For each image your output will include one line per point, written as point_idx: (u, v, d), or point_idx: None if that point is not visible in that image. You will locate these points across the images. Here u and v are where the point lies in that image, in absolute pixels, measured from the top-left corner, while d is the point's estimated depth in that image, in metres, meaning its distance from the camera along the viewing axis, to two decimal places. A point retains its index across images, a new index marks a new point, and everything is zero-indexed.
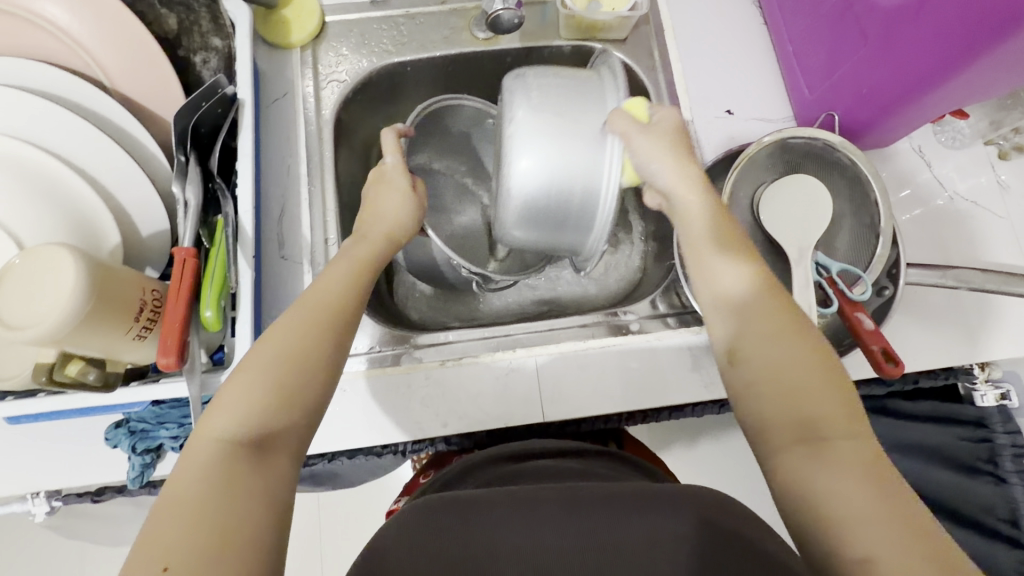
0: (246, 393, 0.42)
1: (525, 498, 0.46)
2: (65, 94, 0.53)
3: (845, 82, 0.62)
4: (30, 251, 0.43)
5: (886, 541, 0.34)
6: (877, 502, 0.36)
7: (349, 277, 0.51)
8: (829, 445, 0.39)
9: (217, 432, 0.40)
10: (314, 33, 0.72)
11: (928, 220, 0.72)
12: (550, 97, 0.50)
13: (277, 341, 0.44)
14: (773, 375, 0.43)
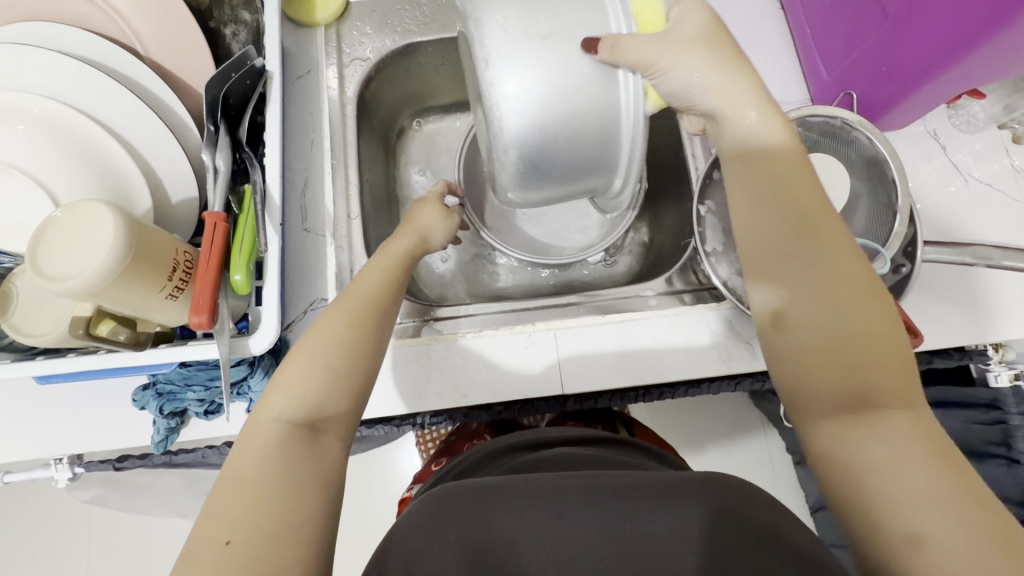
0: (298, 381, 0.42)
1: (546, 486, 0.46)
2: (100, 60, 0.54)
3: (865, 61, 0.63)
4: (74, 206, 0.44)
5: (938, 519, 0.34)
6: (935, 481, 0.36)
7: (388, 269, 0.52)
8: (883, 418, 0.38)
9: (273, 417, 0.41)
10: (338, 11, 0.73)
11: (942, 202, 0.72)
12: (528, 13, 0.48)
13: (323, 330, 0.45)
14: (827, 337, 0.41)
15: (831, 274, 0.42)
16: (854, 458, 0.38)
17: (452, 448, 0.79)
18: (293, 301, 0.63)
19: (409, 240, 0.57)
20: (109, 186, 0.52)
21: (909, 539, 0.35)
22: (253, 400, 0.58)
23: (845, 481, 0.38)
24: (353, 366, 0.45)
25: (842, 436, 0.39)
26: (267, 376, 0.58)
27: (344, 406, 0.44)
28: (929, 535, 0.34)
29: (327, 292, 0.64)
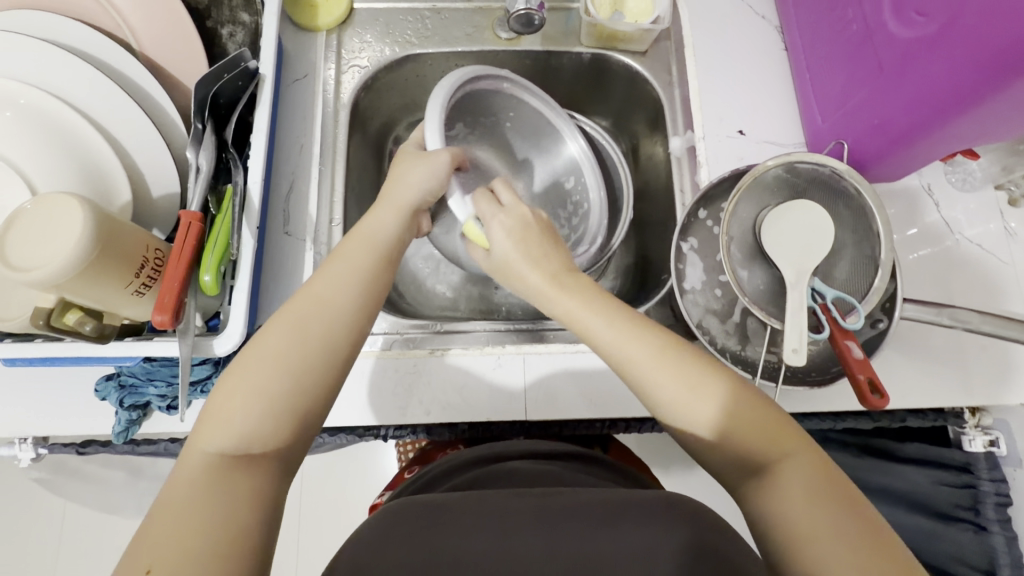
0: (232, 408, 0.42)
1: (497, 504, 0.46)
2: (93, 52, 0.54)
3: (858, 111, 0.62)
4: (42, 198, 0.44)
5: (847, 570, 0.37)
6: (827, 525, 0.39)
7: (354, 267, 0.49)
8: (778, 478, 0.42)
9: (204, 447, 0.41)
10: (341, 18, 0.73)
11: (930, 258, 0.71)
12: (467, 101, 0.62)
13: (261, 348, 0.44)
14: (704, 427, 0.44)
15: (689, 381, 0.45)
16: (767, 512, 0.41)
17: (427, 457, 0.79)
18: (265, 304, 0.63)
19: (387, 221, 0.53)
20: (88, 177, 0.52)
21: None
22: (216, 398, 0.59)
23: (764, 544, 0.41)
24: (294, 386, 0.43)
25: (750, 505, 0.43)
26: None
27: (282, 430, 0.43)
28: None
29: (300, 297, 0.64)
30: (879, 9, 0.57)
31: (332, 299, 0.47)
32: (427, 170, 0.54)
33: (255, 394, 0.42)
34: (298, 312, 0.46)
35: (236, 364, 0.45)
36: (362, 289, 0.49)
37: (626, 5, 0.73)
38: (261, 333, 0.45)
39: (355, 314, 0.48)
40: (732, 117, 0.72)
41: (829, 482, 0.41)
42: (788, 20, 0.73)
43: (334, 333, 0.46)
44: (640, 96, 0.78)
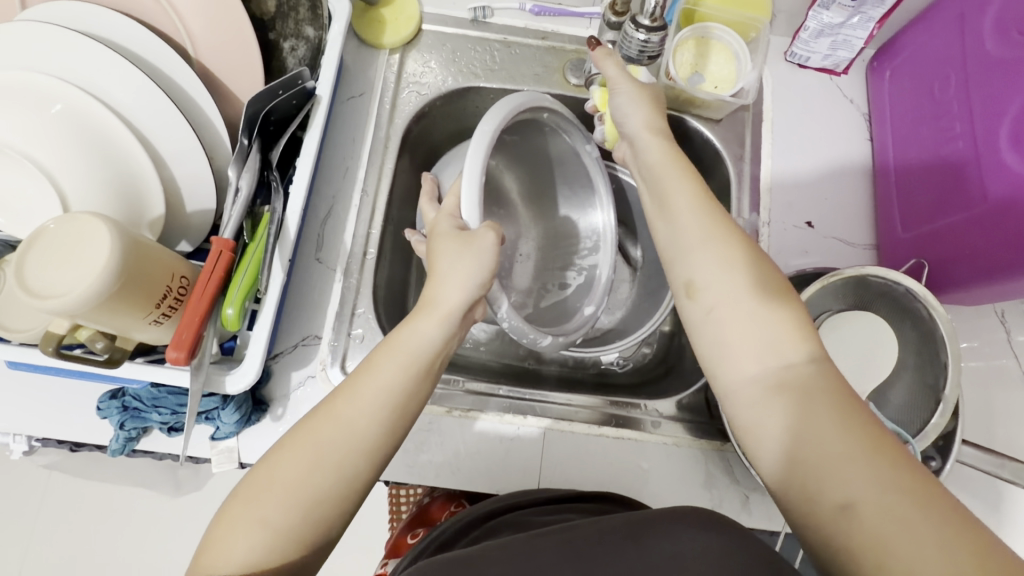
0: (234, 535, 0.39)
1: (521, 550, 0.43)
2: (144, 53, 0.51)
3: (948, 234, 0.57)
4: (68, 217, 0.41)
5: (872, 491, 0.35)
6: (849, 438, 0.38)
7: (384, 381, 0.45)
8: (798, 379, 0.42)
9: (210, 575, 0.38)
10: (407, 39, 0.69)
11: (990, 390, 0.66)
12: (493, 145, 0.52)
13: (270, 472, 0.41)
14: (727, 300, 0.46)
15: (731, 256, 0.47)
16: (824, 489, 0.37)
17: (428, 515, 0.77)
18: (285, 332, 0.61)
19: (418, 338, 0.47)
20: (120, 190, 0.49)
21: (845, 508, 0.36)
22: (219, 428, 0.57)
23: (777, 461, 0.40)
24: (312, 514, 0.40)
25: (762, 406, 0.42)
26: (238, 411, 0.55)
27: (291, 555, 0.39)
28: (863, 504, 0.35)
29: (321, 330, 0.62)
30: (994, 131, 0.52)
31: (355, 421, 0.43)
32: (471, 265, 0.48)
33: (263, 518, 0.39)
34: (316, 432, 0.42)
35: (246, 484, 0.41)
36: (388, 419, 0.44)
37: (708, 67, 0.68)
38: (270, 454, 0.42)
39: (382, 442, 0.44)
40: (801, 206, 0.68)
41: (848, 395, 0.40)
42: (879, 111, 0.68)
43: (350, 456, 0.42)
44: (706, 163, 0.74)
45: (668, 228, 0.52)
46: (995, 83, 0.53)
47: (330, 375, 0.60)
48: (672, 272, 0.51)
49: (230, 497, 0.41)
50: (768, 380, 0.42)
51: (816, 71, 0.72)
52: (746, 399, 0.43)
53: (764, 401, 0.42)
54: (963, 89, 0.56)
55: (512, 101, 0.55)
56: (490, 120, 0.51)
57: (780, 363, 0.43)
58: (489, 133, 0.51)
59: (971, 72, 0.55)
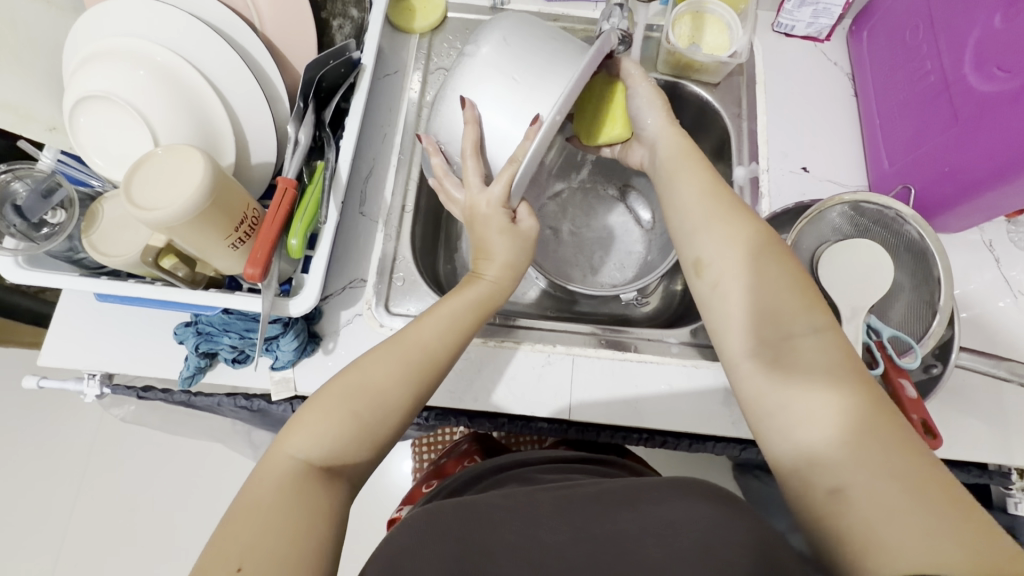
0: (319, 425, 0.45)
1: (523, 503, 0.49)
2: (219, 25, 0.59)
3: (928, 159, 0.64)
4: (172, 148, 0.49)
5: (863, 477, 0.40)
6: (846, 424, 0.43)
7: (452, 319, 0.54)
8: (798, 352, 0.47)
9: (292, 452, 0.44)
10: (435, 24, 0.79)
11: (984, 312, 0.72)
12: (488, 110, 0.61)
13: (363, 373, 0.48)
14: (731, 276, 0.50)
15: (738, 232, 0.52)
16: (830, 471, 0.42)
17: (444, 471, 0.82)
18: (335, 275, 0.68)
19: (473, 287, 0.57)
20: (202, 134, 0.56)
21: (836, 492, 0.41)
22: (278, 358, 0.62)
23: (780, 438, 0.46)
24: (375, 411, 0.47)
25: (770, 389, 0.47)
26: (296, 339, 0.61)
27: (361, 448, 0.47)
28: (854, 489, 0.41)
29: (366, 274, 0.69)
30: (959, 63, 0.59)
31: (424, 340, 0.51)
32: (522, 229, 0.58)
33: (349, 408, 0.47)
34: (403, 345, 0.50)
35: (325, 386, 0.48)
36: (447, 344, 0.52)
37: (704, 38, 0.76)
38: (360, 360, 0.50)
39: (441, 356, 0.52)
40: (797, 154, 0.75)
41: (850, 368, 0.45)
42: (860, 68, 0.76)
43: (408, 367, 0.49)
44: (707, 124, 0.81)
45: (678, 210, 0.57)
46: (957, 22, 0.60)
47: (375, 313, 0.66)
48: (683, 242, 0.56)
49: (320, 391, 0.48)
50: (768, 357, 0.48)
51: (801, 39, 0.80)
52: (749, 376, 0.49)
53: (767, 380, 0.47)
54: (931, 33, 0.64)
55: (579, 68, 0.52)
56: (559, 110, 0.50)
57: (784, 336, 0.47)
58: (560, 120, 0.51)
59: (934, 17, 0.63)
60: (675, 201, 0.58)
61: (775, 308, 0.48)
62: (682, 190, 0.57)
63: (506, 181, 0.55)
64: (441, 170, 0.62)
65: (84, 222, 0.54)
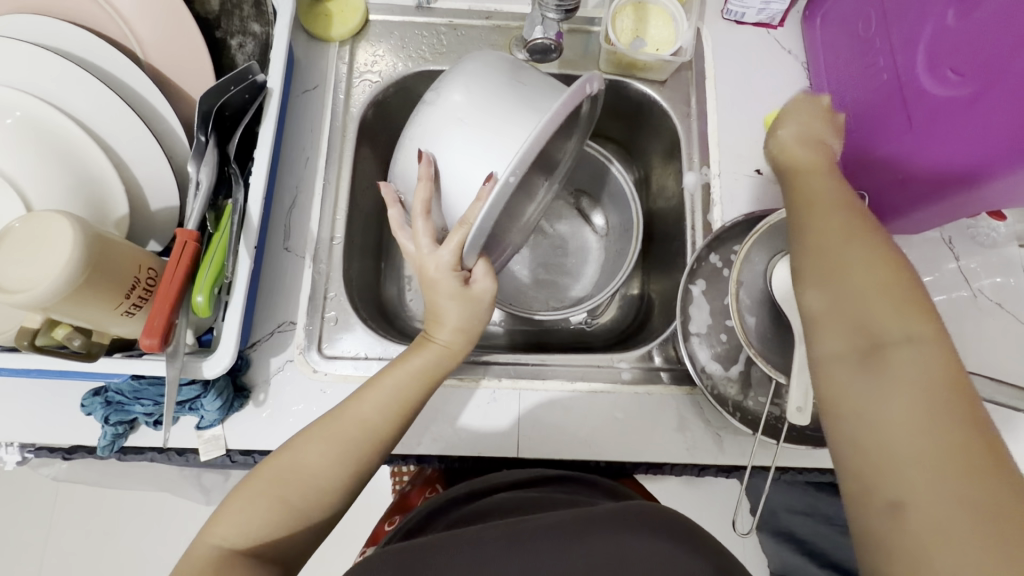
0: (249, 507, 0.43)
1: (468, 536, 0.42)
2: (94, 61, 0.53)
3: (882, 164, 0.60)
4: (30, 216, 0.43)
5: (933, 495, 0.29)
6: (933, 428, 0.30)
7: (403, 399, 0.50)
8: (898, 357, 0.33)
9: (215, 541, 0.41)
10: (355, 30, 0.72)
11: (946, 312, 0.69)
12: (479, 99, 0.50)
13: (290, 456, 0.45)
14: (835, 245, 0.38)
15: (844, 217, 0.40)
16: (892, 480, 0.30)
17: (405, 503, 0.77)
18: (261, 319, 0.63)
19: (425, 358, 0.52)
20: (83, 188, 0.51)
21: (894, 506, 0.30)
22: (203, 417, 0.58)
23: (847, 441, 0.33)
24: (306, 496, 0.44)
25: (844, 370, 0.35)
26: (220, 397, 0.57)
27: (294, 533, 0.43)
28: (918, 508, 0.29)
29: (296, 315, 0.64)
30: (912, 61, 0.56)
31: (361, 415, 0.48)
32: (468, 304, 0.52)
33: (276, 495, 0.43)
34: (341, 419, 0.48)
35: (260, 464, 0.46)
36: (397, 417, 0.49)
37: (648, 31, 0.70)
38: (296, 438, 0.47)
39: (388, 434, 0.48)
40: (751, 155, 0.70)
41: (962, 395, 0.31)
42: (815, 57, 0.71)
43: (366, 452, 0.47)
44: (657, 125, 0.76)
45: (801, 194, 0.44)
46: (911, 17, 0.56)
47: (308, 358, 0.62)
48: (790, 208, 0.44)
49: (251, 473, 0.46)
50: (861, 352, 0.34)
51: (752, 26, 0.75)
52: (831, 365, 0.36)
53: (855, 375, 0.34)
54: (884, 26, 0.59)
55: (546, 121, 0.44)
56: (515, 169, 0.43)
57: (885, 335, 0.34)
58: (513, 186, 0.44)
59: (889, 7, 0.59)
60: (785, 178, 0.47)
61: (863, 277, 0.36)
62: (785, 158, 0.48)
63: (457, 245, 0.48)
64: (395, 224, 0.54)
65: None
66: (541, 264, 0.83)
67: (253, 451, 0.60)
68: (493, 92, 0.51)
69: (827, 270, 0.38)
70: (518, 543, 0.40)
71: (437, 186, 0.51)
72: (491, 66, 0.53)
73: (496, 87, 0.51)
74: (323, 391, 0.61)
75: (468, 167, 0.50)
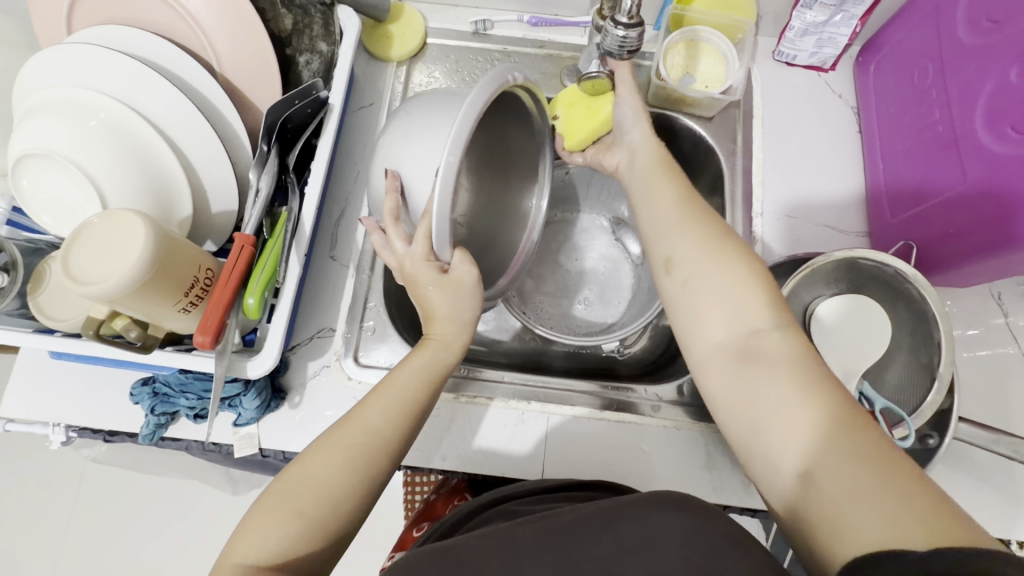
0: (269, 523, 0.43)
1: (502, 537, 0.42)
2: (174, 69, 0.57)
3: (933, 216, 0.60)
4: (109, 214, 0.46)
5: (825, 455, 0.38)
6: (804, 403, 0.40)
7: (403, 402, 0.50)
8: (763, 347, 0.44)
9: (239, 560, 0.41)
10: (413, 52, 0.74)
11: (991, 371, 0.67)
12: (412, 114, 0.54)
13: (302, 469, 0.45)
14: (701, 274, 0.48)
15: (704, 239, 0.49)
16: (787, 451, 0.40)
17: (432, 511, 0.79)
18: (304, 324, 0.66)
19: (424, 359, 0.52)
20: (155, 191, 0.54)
21: (804, 477, 0.38)
22: (241, 415, 0.60)
23: (743, 430, 0.43)
24: (321, 506, 0.44)
25: (732, 379, 0.44)
26: (258, 397, 0.59)
27: (314, 542, 0.43)
28: (817, 471, 0.38)
29: (335, 322, 0.66)
30: (969, 116, 0.55)
31: (366, 419, 0.48)
32: (461, 295, 0.52)
33: (295, 509, 0.43)
34: (344, 429, 0.47)
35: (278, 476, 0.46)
36: (402, 420, 0.49)
37: (699, 68, 0.71)
38: (306, 453, 0.46)
39: (391, 436, 0.48)
40: (794, 198, 0.70)
41: (815, 368, 0.42)
42: (867, 103, 0.71)
43: (372, 461, 0.46)
44: (701, 160, 0.76)
45: (650, 217, 0.54)
46: (969, 71, 0.56)
47: (344, 365, 0.64)
48: (648, 222, 0.54)
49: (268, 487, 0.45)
50: (735, 348, 0.45)
51: (803, 68, 0.75)
52: (714, 367, 0.46)
53: (730, 370, 0.45)
54: (940, 78, 0.59)
55: (473, 105, 0.44)
56: (453, 149, 0.42)
57: (748, 331, 0.45)
58: (455, 166, 0.43)
59: (946, 61, 0.59)
60: (644, 202, 0.55)
61: (724, 290, 0.46)
62: (644, 164, 0.58)
63: (426, 234, 0.49)
64: (379, 247, 0.55)
65: (30, 284, 0.53)
66: (553, 288, 0.84)
67: (285, 452, 0.62)
68: (428, 101, 0.54)
69: (692, 285, 0.48)
70: (547, 542, 0.40)
71: (406, 196, 0.52)
72: (426, 95, 0.55)
73: (433, 105, 0.53)
74: (356, 399, 0.63)
75: (419, 164, 0.51)
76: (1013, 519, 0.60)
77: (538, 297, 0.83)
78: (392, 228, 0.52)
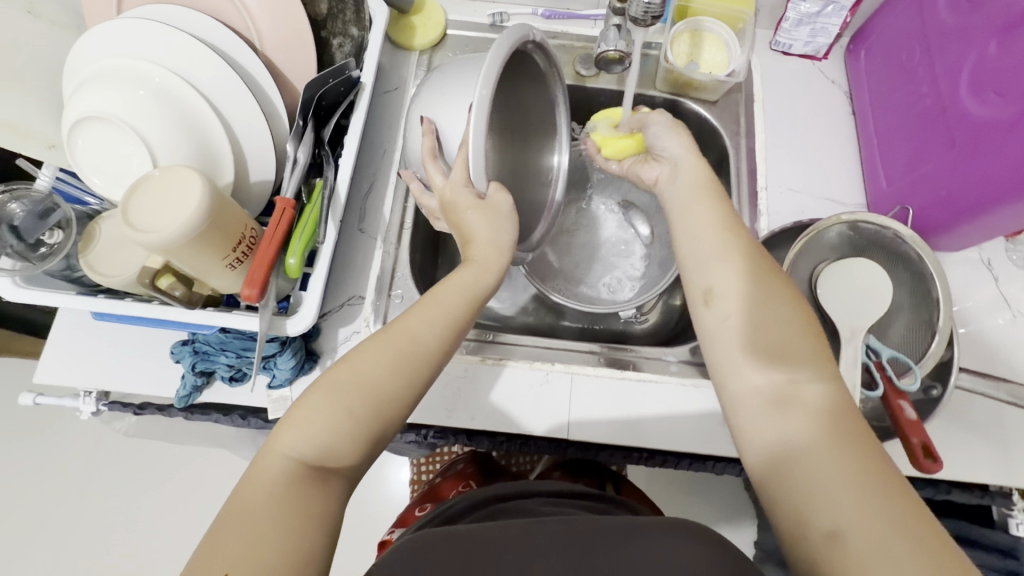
0: (314, 415, 0.44)
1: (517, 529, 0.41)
2: (219, 45, 0.60)
3: (926, 180, 0.64)
4: (169, 170, 0.49)
5: (852, 515, 0.37)
6: (838, 455, 0.40)
7: (444, 316, 0.52)
8: (801, 398, 0.43)
9: (286, 451, 0.43)
10: (434, 41, 0.79)
11: (986, 331, 0.71)
12: (440, 78, 0.61)
13: (352, 366, 0.47)
14: (745, 311, 0.48)
15: (745, 272, 0.49)
16: (817, 500, 0.39)
17: (434, 494, 0.79)
18: (334, 292, 0.68)
19: (471, 272, 0.54)
20: (202, 157, 0.57)
21: (831, 535, 0.38)
22: (275, 376, 0.62)
23: (770, 477, 0.42)
24: (367, 407, 0.46)
25: (766, 426, 0.44)
26: (294, 357, 0.61)
27: (356, 449, 0.45)
28: (847, 531, 0.37)
29: (365, 291, 0.68)
30: (954, 86, 0.60)
31: (412, 330, 0.50)
32: (497, 222, 0.55)
33: (341, 407, 0.45)
34: (390, 332, 0.50)
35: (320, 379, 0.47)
36: (443, 330, 0.51)
37: (702, 55, 0.76)
38: (352, 351, 0.49)
39: (433, 347, 0.50)
40: (794, 174, 0.75)
41: (855, 430, 0.42)
42: (858, 86, 0.76)
43: (411, 381, 0.48)
44: (706, 141, 0.80)
45: (691, 238, 0.54)
46: (952, 49, 0.61)
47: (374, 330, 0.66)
48: (686, 246, 0.54)
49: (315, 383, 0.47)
50: (772, 393, 0.44)
51: (799, 57, 0.81)
52: (747, 411, 0.46)
53: (767, 416, 0.44)
54: (927, 56, 0.65)
55: (500, 47, 0.50)
56: (484, 84, 0.48)
57: (788, 379, 0.44)
58: (487, 99, 0.48)
59: (930, 41, 0.64)
60: (681, 219, 0.56)
61: (774, 332, 0.46)
62: (681, 184, 0.58)
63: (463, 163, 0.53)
64: (416, 190, 0.61)
65: (80, 243, 0.55)
66: (567, 263, 0.87)
67: None
68: (453, 67, 0.61)
69: (737, 320, 0.48)
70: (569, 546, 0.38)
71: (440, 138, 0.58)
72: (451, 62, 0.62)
73: (458, 70, 0.60)
74: None
75: (451, 113, 0.58)
76: (1016, 466, 0.63)
77: (553, 273, 0.87)
78: (432, 168, 0.57)
